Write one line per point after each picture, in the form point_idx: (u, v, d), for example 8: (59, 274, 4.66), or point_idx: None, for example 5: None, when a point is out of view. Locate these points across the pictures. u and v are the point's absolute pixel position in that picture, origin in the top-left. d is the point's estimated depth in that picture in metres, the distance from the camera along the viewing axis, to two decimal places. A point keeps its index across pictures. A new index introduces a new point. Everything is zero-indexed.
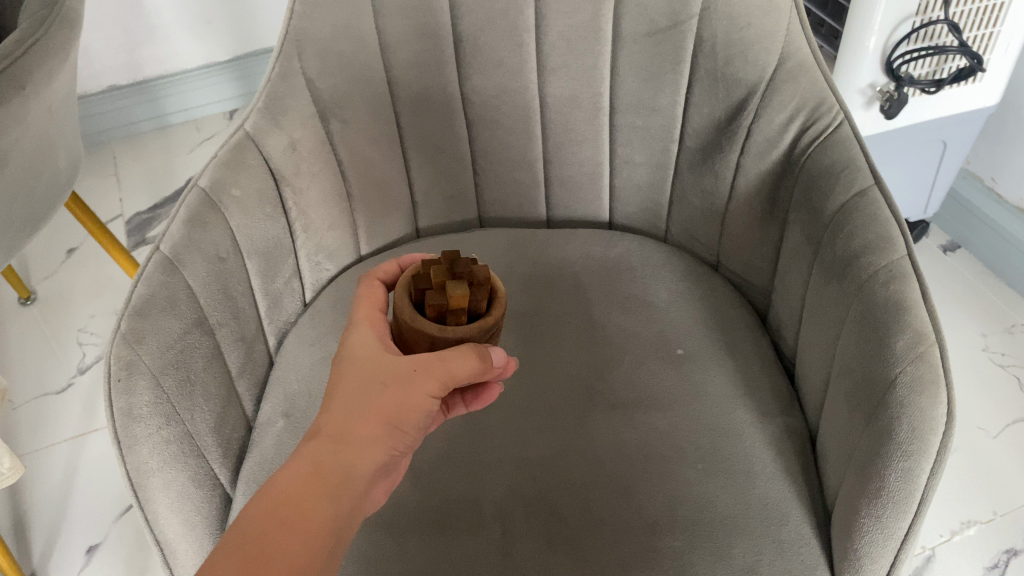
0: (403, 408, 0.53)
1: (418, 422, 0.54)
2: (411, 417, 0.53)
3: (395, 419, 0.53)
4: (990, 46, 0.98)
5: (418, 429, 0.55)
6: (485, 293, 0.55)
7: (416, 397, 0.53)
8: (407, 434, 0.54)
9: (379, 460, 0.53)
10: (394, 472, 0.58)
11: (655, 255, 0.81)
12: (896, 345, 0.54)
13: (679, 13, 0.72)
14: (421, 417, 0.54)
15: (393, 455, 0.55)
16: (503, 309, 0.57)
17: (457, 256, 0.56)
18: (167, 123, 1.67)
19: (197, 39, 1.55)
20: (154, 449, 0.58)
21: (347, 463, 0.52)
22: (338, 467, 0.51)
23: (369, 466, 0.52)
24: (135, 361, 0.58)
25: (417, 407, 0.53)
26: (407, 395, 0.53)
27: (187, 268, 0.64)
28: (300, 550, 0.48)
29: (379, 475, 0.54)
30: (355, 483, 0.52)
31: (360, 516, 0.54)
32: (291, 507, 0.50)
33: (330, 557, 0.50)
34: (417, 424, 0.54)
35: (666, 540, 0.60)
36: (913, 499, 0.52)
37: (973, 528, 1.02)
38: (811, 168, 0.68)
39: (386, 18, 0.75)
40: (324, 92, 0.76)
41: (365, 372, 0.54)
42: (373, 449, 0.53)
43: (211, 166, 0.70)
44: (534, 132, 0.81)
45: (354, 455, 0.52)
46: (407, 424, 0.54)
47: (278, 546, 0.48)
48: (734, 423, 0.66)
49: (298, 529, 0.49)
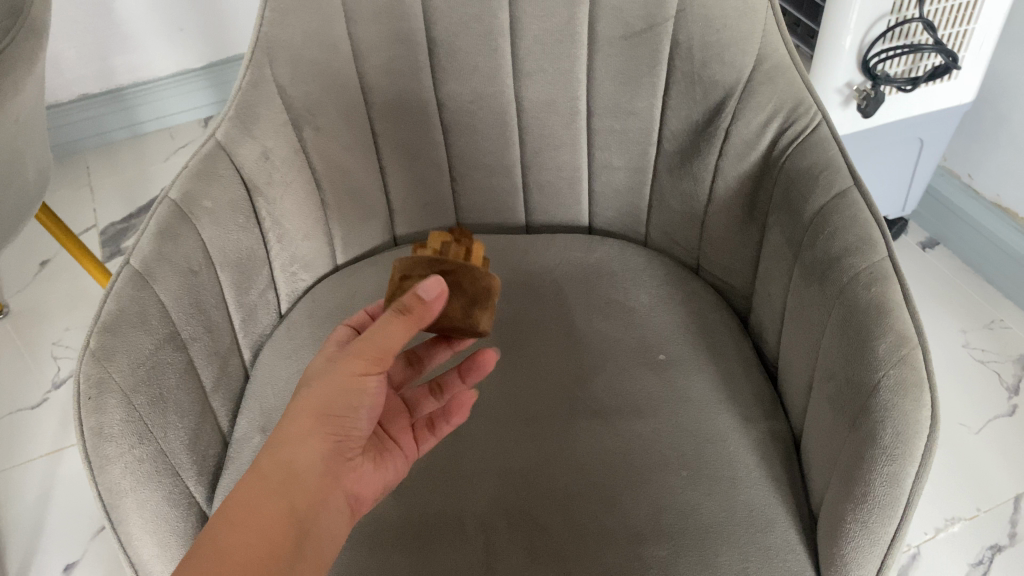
0: (336, 397, 0.54)
1: (362, 406, 0.54)
2: (352, 403, 0.54)
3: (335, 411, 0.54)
4: (964, 44, 0.98)
5: (366, 416, 0.55)
6: (457, 249, 0.59)
7: (350, 382, 0.54)
8: (351, 422, 0.55)
9: (328, 452, 0.54)
10: (370, 470, 0.58)
11: (635, 259, 0.81)
12: (878, 348, 0.54)
13: (655, 16, 0.71)
14: (363, 400, 0.54)
15: (346, 446, 0.55)
16: (466, 274, 0.57)
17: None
18: (141, 132, 1.65)
19: (170, 46, 1.53)
20: (126, 468, 0.56)
21: (292, 460, 0.52)
22: (284, 465, 0.52)
23: (319, 461, 0.53)
24: (105, 379, 0.57)
25: (350, 392, 0.54)
26: (341, 384, 0.54)
27: (158, 282, 0.63)
28: (261, 551, 0.49)
29: (340, 469, 0.55)
30: (307, 481, 0.52)
31: (332, 515, 0.54)
32: (245, 513, 0.50)
33: (298, 553, 0.50)
34: (357, 411, 0.55)
35: (652, 549, 0.59)
36: (899, 504, 0.52)
37: (957, 525, 1.02)
38: (789, 170, 0.67)
39: (358, 23, 0.73)
40: (296, 100, 0.74)
41: (305, 381, 0.56)
42: (317, 443, 0.53)
43: (182, 177, 0.69)
44: (511, 137, 0.80)
45: (298, 455, 0.53)
46: (351, 411, 0.54)
47: (236, 549, 0.49)
48: (717, 429, 0.65)
49: (255, 531, 0.50)
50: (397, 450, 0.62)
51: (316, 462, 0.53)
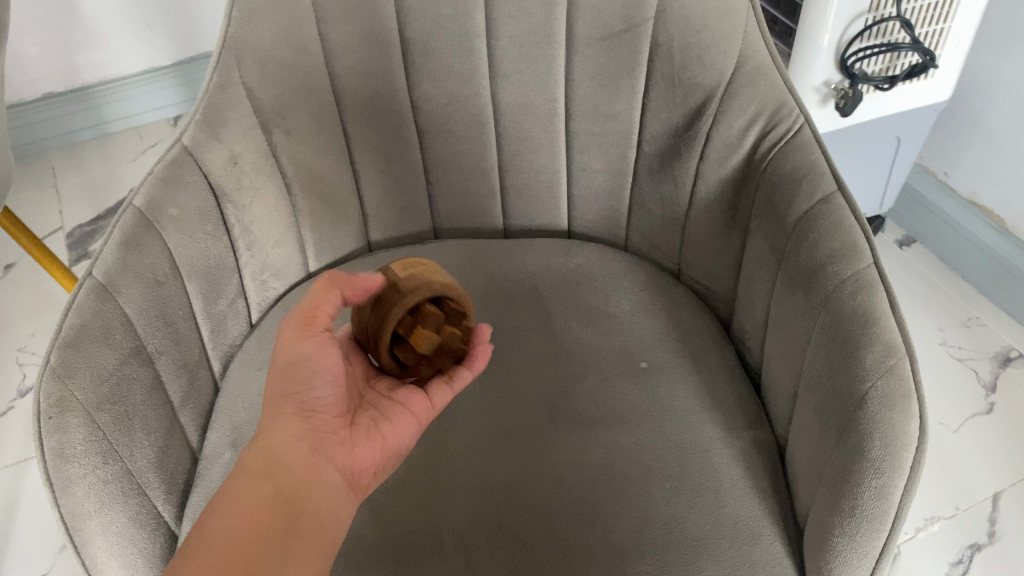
0: (289, 376, 0.57)
1: (314, 376, 0.57)
2: (302, 374, 0.57)
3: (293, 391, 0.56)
4: (941, 42, 0.97)
5: (325, 381, 0.57)
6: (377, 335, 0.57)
7: (292, 357, 0.57)
8: (315, 393, 0.57)
9: (305, 430, 0.56)
10: (364, 442, 0.58)
11: (615, 264, 0.79)
12: (864, 359, 0.53)
13: (634, 16, 0.70)
14: (309, 368, 0.57)
15: (322, 420, 0.57)
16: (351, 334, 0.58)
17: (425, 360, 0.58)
18: (108, 131, 1.61)
19: (137, 43, 1.49)
20: (90, 489, 0.54)
21: (270, 444, 0.55)
22: (262, 451, 0.54)
23: (295, 442, 0.55)
24: (67, 398, 0.54)
25: (299, 369, 0.57)
26: (284, 365, 0.57)
27: (122, 294, 0.60)
28: (248, 535, 0.50)
29: (325, 444, 0.56)
30: (287, 462, 0.54)
31: (326, 488, 0.55)
32: (233, 503, 0.52)
33: (289, 529, 0.51)
34: (317, 382, 0.57)
35: (636, 565, 0.57)
36: (887, 519, 0.51)
37: (936, 525, 1.02)
38: (772, 174, 0.66)
39: (329, 24, 0.71)
40: (265, 103, 0.72)
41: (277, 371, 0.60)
42: (287, 421, 0.55)
43: (147, 184, 0.66)
44: (488, 140, 0.79)
45: (275, 437, 0.55)
46: (304, 383, 0.57)
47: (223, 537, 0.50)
48: (701, 438, 0.64)
49: (245, 517, 0.51)
50: (400, 413, 0.60)
51: (293, 440, 0.55)
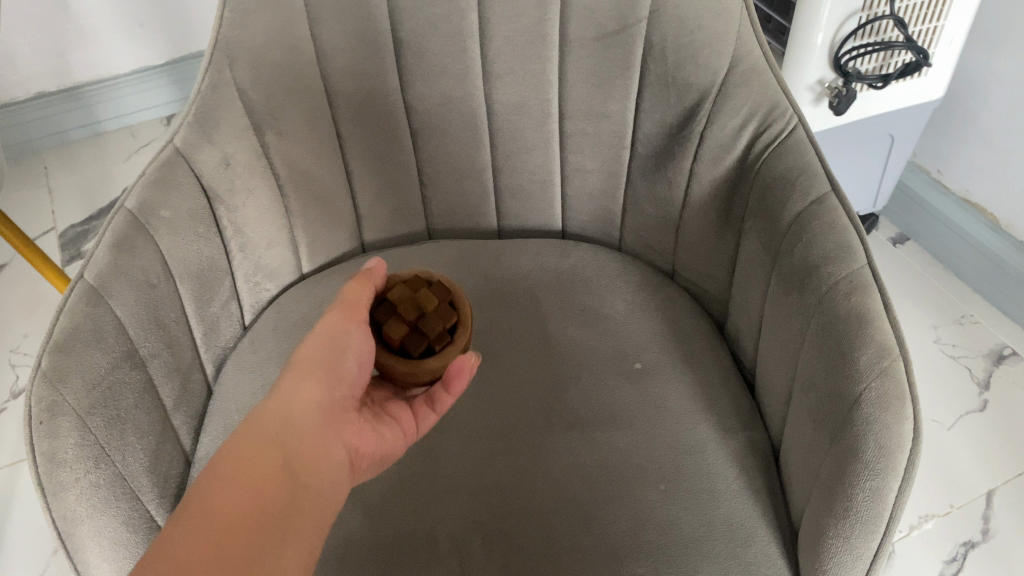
0: (323, 346, 0.55)
1: (350, 352, 0.55)
2: (341, 346, 0.55)
3: (326, 363, 0.54)
4: (935, 40, 0.97)
5: (358, 361, 0.55)
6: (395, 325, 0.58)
7: (338, 329, 0.56)
8: (344, 367, 0.55)
9: (323, 403, 0.53)
10: (368, 436, 0.56)
11: (609, 264, 0.79)
12: (859, 360, 0.53)
13: (628, 16, 0.70)
14: (351, 341, 0.55)
15: (342, 399, 0.55)
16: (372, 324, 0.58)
17: (432, 342, 0.58)
18: (101, 130, 1.60)
19: (130, 42, 1.49)
20: (82, 494, 0.54)
21: (287, 406, 0.51)
22: (278, 410, 0.51)
23: (312, 412, 0.52)
24: (59, 402, 0.54)
25: (341, 340, 0.55)
26: (324, 333, 0.55)
27: (114, 297, 0.60)
28: (251, 505, 0.46)
29: (338, 423, 0.54)
30: (301, 431, 0.51)
31: (332, 467, 0.52)
32: (238, 469, 0.48)
33: (292, 503, 0.48)
34: (350, 360, 0.55)
35: (630, 567, 0.57)
36: (881, 520, 0.51)
37: (930, 522, 1.02)
38: (765, 175, 0.66)
39: (321, 25, 0.71)
40: (257, 104, 0.71)
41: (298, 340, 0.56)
42: (310, 387, 0.53)
43: (139, 186, 0.66)
44: (482, 140, 0.78)
45: (291, 405, 0.52)
46: (341, 353, 0.55)
47: (224, 503, 0.46)
48: (695, 439, 0.64)
49: (247, 486, 0.47)
50: (391, 427, 0.58)
51: (310, 409, 0.52)
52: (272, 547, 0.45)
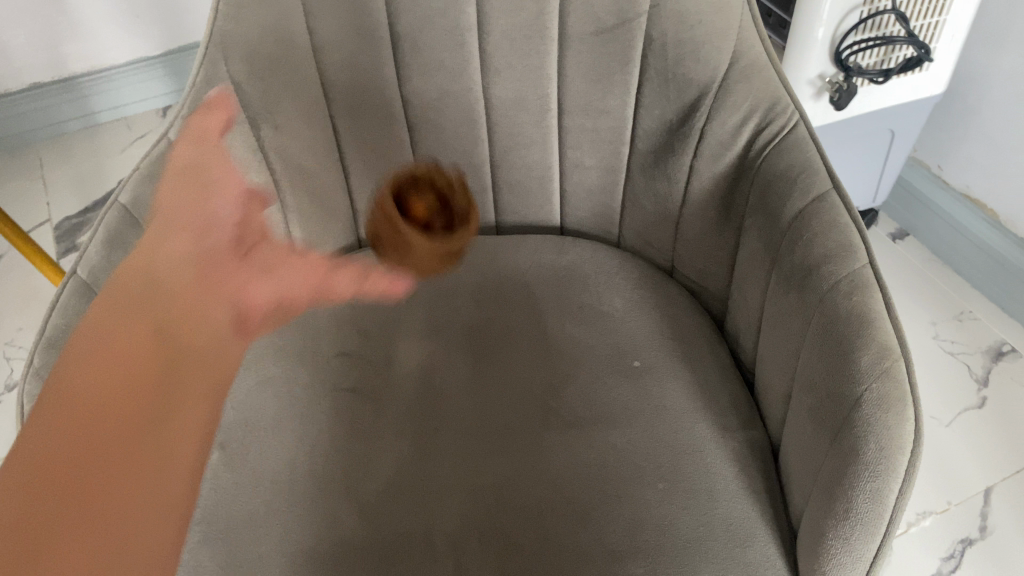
0: (169, 203, 0.65)
1: (213, 189, 0.68)
2: (199, 175, 0.67)
3: (198, 193, 0.67)
4: (936, 35, 0.96)
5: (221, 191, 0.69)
6: None
7: (193, 159, 0.67)
8: (202, 223, 0.67)
9: (192, 252, 0.66)
10: (255, 272, 0.71)
11: (608, 261, 0.79)
12: (860, 361, 0.52)
13: (628, 11, 0.69)
14: (208, 180, 0.68)
15: (218, 238, 0.68)
16: None
17: None
18: (96, 122, 1.59)
19: (125, 33, 1.48)
20: None
21: (145, 265, 0.62)
22: (135, 268, 0.61)
23: (174, 265, 0.64)
24: (51, 401, 0.53)
25: (204, 204, 0.67)
26: (177, 169, 0.66)
27: (107, 294, 0.59)
28: (111, 382, 0.56)
29: (212, 265, 0.67)
30: (167, 286, 0.63)
31: (213, 318, 0.67)
32: (104, 354, 0.57)
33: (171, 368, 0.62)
34: (219, 202, 0.69)
35: (628, 567, 0.57)
36: (881, 521, 0.50)
37: (928, 519, 1.02)
38: (765, 172, 0.65)
39: (317, 18, 0.70)
40: (252, 97, 0.71)
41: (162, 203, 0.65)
42: (174, 248, 0.64)
43: (132, 179, 0.64)
44: (480, 136, 0.78)
45: (157, 254, 0.63)
46: (206, 191, 0.68)
47: (116, 379, 0.56)
48: (693, 439, 0.64)
49: (124, 355, 0.58)
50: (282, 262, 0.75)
51: (173, 260, 0.64)
52: (199, 466, 0.63)
